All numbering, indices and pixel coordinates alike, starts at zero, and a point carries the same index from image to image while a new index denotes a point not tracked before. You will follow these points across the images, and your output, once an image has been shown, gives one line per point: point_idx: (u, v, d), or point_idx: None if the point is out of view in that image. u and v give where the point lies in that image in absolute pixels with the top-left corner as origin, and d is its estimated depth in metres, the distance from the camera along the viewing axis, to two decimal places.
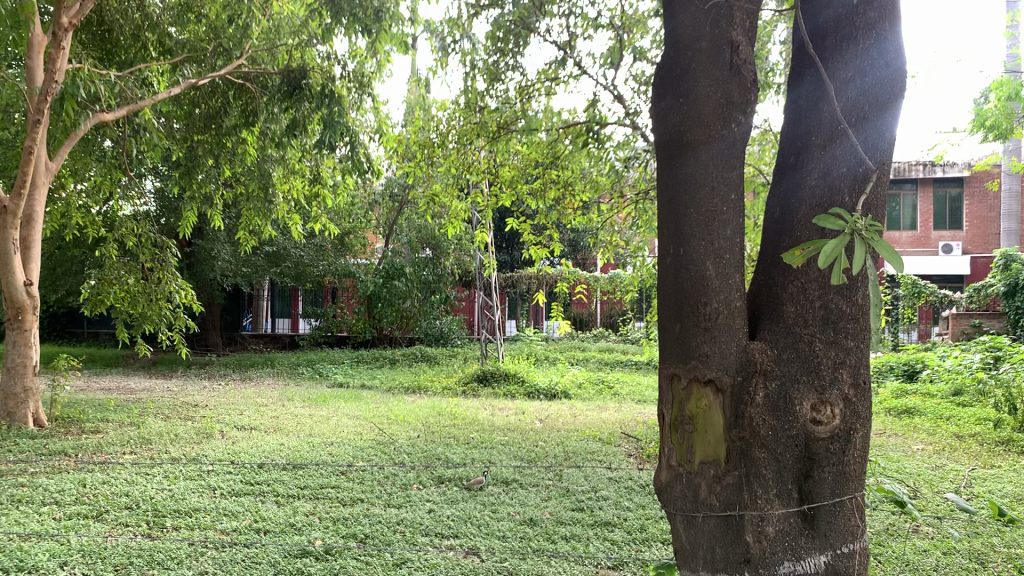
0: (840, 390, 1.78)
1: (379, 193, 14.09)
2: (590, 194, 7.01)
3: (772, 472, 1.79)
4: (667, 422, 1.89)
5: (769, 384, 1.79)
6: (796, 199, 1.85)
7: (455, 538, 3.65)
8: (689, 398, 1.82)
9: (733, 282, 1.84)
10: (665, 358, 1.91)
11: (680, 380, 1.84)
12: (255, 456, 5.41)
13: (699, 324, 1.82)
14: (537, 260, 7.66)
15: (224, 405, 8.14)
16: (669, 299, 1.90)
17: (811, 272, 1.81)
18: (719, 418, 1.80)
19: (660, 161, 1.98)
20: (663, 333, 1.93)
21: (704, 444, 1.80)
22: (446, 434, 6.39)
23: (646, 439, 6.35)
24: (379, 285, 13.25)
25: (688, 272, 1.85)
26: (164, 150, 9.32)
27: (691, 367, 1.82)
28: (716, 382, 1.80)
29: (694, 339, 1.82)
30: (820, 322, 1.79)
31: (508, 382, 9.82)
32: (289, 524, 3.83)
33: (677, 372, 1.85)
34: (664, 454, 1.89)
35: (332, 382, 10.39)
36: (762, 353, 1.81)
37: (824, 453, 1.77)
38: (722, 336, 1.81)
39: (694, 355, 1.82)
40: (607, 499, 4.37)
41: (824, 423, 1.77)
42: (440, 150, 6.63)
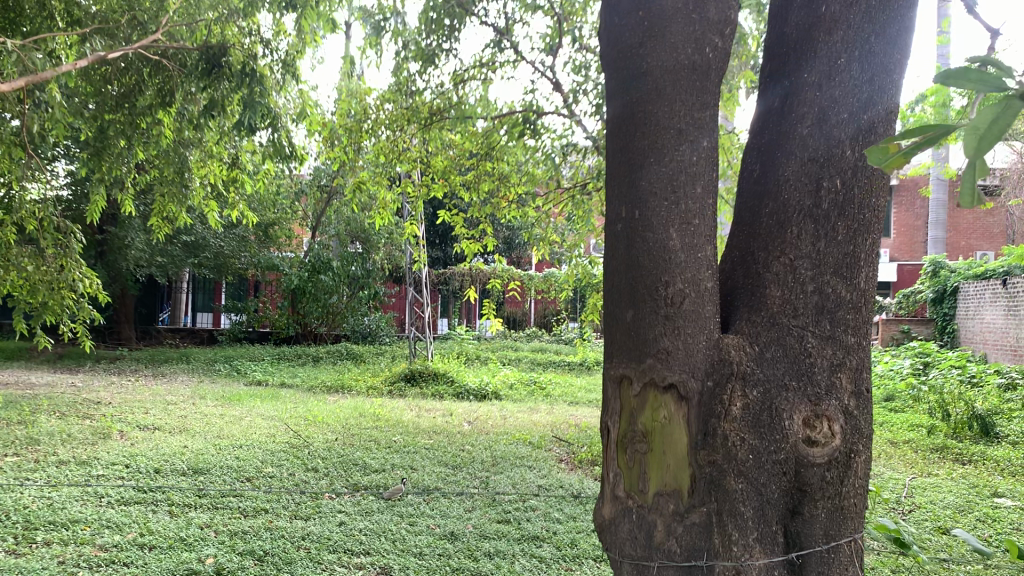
0: (838, 401, 1.72)
1: (307, 183, 13.55)
2: (526, 186, 6.68)
3: (753, 505, 1.71)
4: (613, 441, 1.85)
5: (749, 392, 1.74)
6: (785, 152, 1.85)
7: (366, 556, 3.28)
8: (647, 407, 1.78)
9: (701, 259, 1.81)
10: (616, 345, 1.88)
11: (635, 371, 1.80)
12: (154, 459, 4.94)
13: (658, 306, 1.78)
14: (469, 255, 7.31)
15: (129, 404, 7.61)
16: (621, 280, 1.86)
17: (802, 247, 1.78)
18: (682, 435, 1.76)
19: (613, 129, 1.97)
20: (611, 320, 1.91)
21: (663, 471, 1.75)
22: (367, 437, 6.02)
23: (578, 444, 6.08)
24: (304, 279, 12.70)
25: (645, 249, 1.81)
26: (70, 129, 8.69)
27: (649, 355, 1.78)
28: (678, 386, 1.76)
29: (653, 331, 1.78)
30: (814, 311, 1.76)
31: (437, 382, 9.46)
32: (179, 538, 3.41)
33: (631, 361, 1.81)
34: (609, 479, 1.85)
35: (251, 380, 9.88)
36: (737, 351, 1.77)
37: (819, 483, 1.70)
38: (683, 319, 1.77)
39: (651, 347, 1.78)
40: (535, 510, 4.06)
41: (820, 444, 1.69)
42: (368, 136, 6.22)
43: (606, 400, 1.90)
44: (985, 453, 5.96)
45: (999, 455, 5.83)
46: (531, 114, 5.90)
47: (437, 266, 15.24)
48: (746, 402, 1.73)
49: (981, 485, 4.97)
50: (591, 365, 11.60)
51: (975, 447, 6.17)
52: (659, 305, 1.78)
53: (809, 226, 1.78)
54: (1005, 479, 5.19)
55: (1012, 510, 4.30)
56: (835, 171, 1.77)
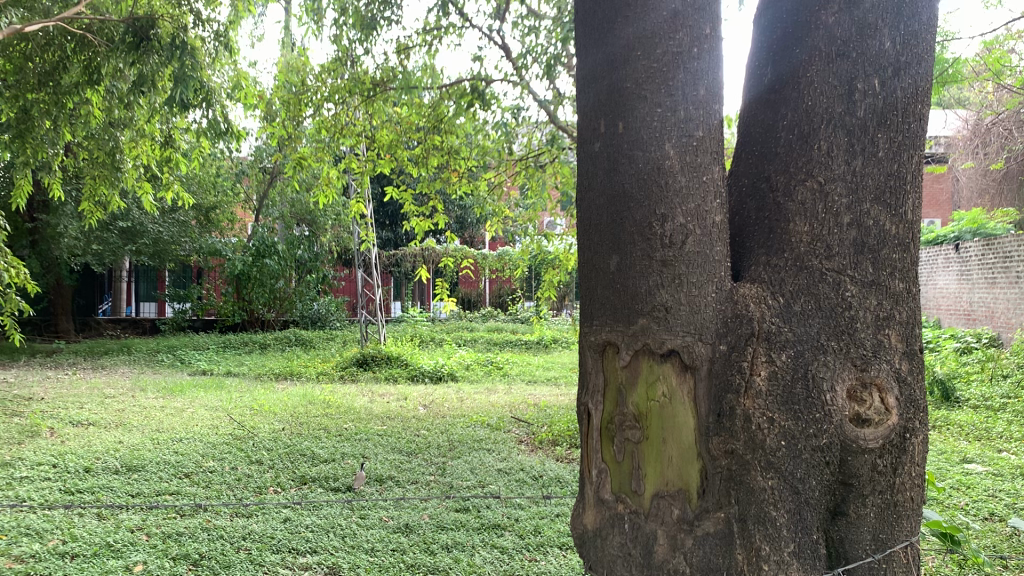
0: (887, 365, 1.60)
1: (248, 164, 13.08)
2: (477, 160, 6.38)
3: (789, 507, 1.59)
4: (598, 429, 1.73)
5: (779, 356, 1.61)
6: (803, 55, 1.73)
7: (312, 555, 3.02)
8: (640, 382, 1.66)
9: (707, 189, 1.70)
10: (601, 300, 1.74)
11: (630, 327, 1.67)
12: (84, 457, 4.59)
13: (656, 240, 1.65)
14: (419, 232, 7.02)
15: (63, 398, 7.20)
16: (606, 220, 1.73)
17: (833, 166, 1.66)
18: (688, 418, 1.64)
19: (589, 34, 1.84)
20: (594, 274, 1.77)
21: (665, 465, 1.63)
22: (316, 425, 5.74)
23: (538, 424, 5.87)
24: (249, 264, 12.30)
25: (634, 173, 1.69)
26: None
27: (647, 304, 1.65)
28: (680, 352, 1.63)
29: (647, 283, 1.65)
30: (852, 254, 1.64)
31: (391, 365, 9.19)
32: (106, 544, 3.10)
33: (622, 315, 1.68)
34: (596, 464, 1.74)
35: (196, 370, 9.51)
36: (758, 304, 1.65)
37: (869, 472, 1.58)
38: (687, 258, 1.65)
39: (649, 302, 1.65)
40: (494, 496, 3.83)
41: (872, 424, 1.57)
42: (307, 109, 5.84)
43: (587, 372, 1.78)
44: (948, 418, 5.88)
45: (963, 420, 5.75)
46: (480, 83, 5.60)
47: (388, 248, 14.91)
48: (773, 370, 1.60)
49: (949, 451, 4.87)
50: (548, 343, 11.42)
51: (938, 413, 6.09)
52: (650, 239, 1.66)
53: (841, 138, 1.66)
54: (972, 444, 5.10)
55: (985, 476, 4.19)
56: (870, 71, 1.67)
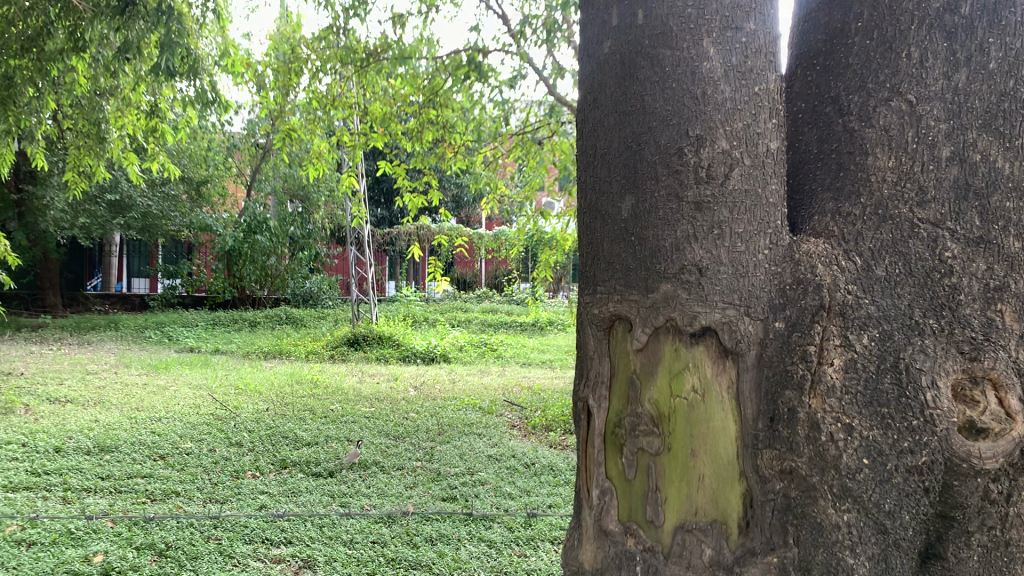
0: (1005, 358, 1.36)
1: (240, 137, 12.88)
2: (472, 137, 6.12)
3: (871, 553, 1.35)
4: (604, 434, 1.55)
5: (860, 341, 1.38)
6: None
7: (286, 546, 2.83)
8: (662, 372, 1.47)
9: (762, 112, 1.51)
10: (610, 249, 1.56)
11: (645, 281, 1.49)
12: (56, 436, 4.38)
13: (684, 169, 1.47)
14: (413, 209, 6.77)
15: (44, 374, 6.99)
16: (619, 154, 1.56)
17: (929, 79, 1.48)
18: (727, 423, 1.44)
19: None
20: (600, 221, 1.59)
21: (695, 484, 1.44)
22: (302, 407, 5.55)
23: (531, 408, 5.67)
24: (240, 240, 12.10)
25: (655, 79, 1.51)
26: None
27: (668, 255, 1.47)
28: (719, 331, 1.44)
29: (672, 235, 1.47)
30: (952, 196, 1.44)
31: (382, 345, 8.98)
32: (67, 531, 2.89)
33: (635, 266, 1.50)
34: (600, 459, 1.56)
35: (183, 347, 9.31)
36: (828, 268, 1.44)
37: (980, 501, 1.35)
38: (724, 200, 1.45)
39: (675, 261, 1.46)
40: (484, 485, 3.64)
41: (988, 437, 1.33)
42: (297, 79, 5.56)
43: (590, 351, 1.60)
44: None
45: None
46: (478, 55, 5.33)
47: (383, 226, 14.67)
48: (849, 358, 1.38)
49: None
50: (543, 325, 11.24)
51: None
52: (674, 169, 1.47)
53: (940, 44, 1.49)
54: None
55: None
56: None
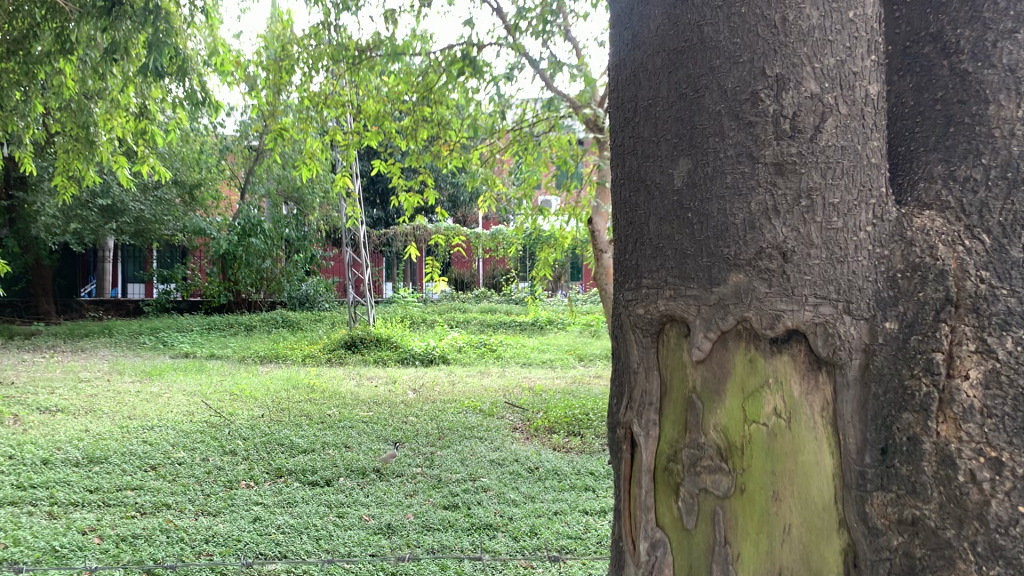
0: None
1: (232, 140, 12.82)
2: (467, 134, 5.98)
3: None
4: (658, 473, 1.38)
5: (998, 351, 1.17)
6: None
7: (281, 561, 2.71)
8: (731, 396, 1.30)
9: (857, 48, 1.33)
10: (663, 224, 1.40)
11: (709, 262, 1.32)
12: (45, 446, 4.26)
13: (759, 120, 1.30)
14: (409, 208, 6.63)
15: (36, 382, 6.86)
16: (675, 109, 1.39)
17: None
18: (820, 460, 1.26)
19: None
20: (652, 191, 1.42)
21: (777, 533, 1.26)
22: (297, 412, 5.43)
23: (533, 409, 5.55)
24: (234, 243, 11.99)
25: (717, 5, 1.36)
26: None
27: (741, 234, 1.29)
28: (810, 334, 1.26)
29: (748, 206, 1.29)
30: None
31: (380, 348, 8.85)
32: (51, 550, 2.74)
33: (699, 244, 1.34)
34: (655, 490, 1.38)
35: (178, 353, 9.18)
36: (952, 251, 1.23)
37: None
38: (811, 160, 1.28)
39: (751, 243, 1.29)
40: (486, 491, 3.50)
41: None
42: (288, 78, 5.41)
43: (643, 361, 1.43)
44: None
45: None
46: (471, 49, 5.19)
47: (379, 227, 14.55)
48: (986, 371, 1.17)
49: None
50: (543, 325, 11.12)
51: None
52: (745, 121, 1.30)
53: None
54: None
55: None
56: None
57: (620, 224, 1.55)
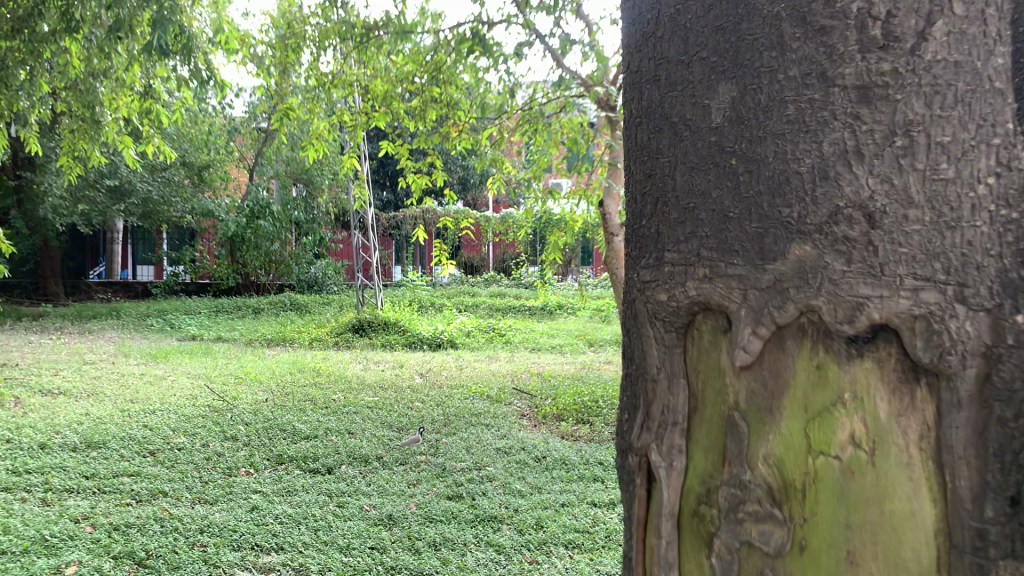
0: None
1: (240, 121, 12.75)
2: (477, 115, 5.82)
3: None
4: (690, 517, 1.22)
5: None
6: None
7: (278, 553, 2.62)
8: (788, 425, 1.11)
9: None
10: (693, 176, 1.23)
11: (760, 228, 1.13)
12: (44, 430, 4.17)
13: (836, 23, 1.08)
14: (417, 190, 6.50)
15: (41, 364, 6.80)
16: (714, 14, 1.21)
17: None
18: (912, 509, 1.01)
19: None
20: (679, 135, 1.26)
21: None
22: (302, 396, 5.35)
23: (541, 395, 5.45)
24: (243, 226, 11.94)
25: None
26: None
27: (807, 187, 1.09)
28: (906, 334, 1.01)
29: (817, 148, 1.08)
30: None
31: (388, 332, 8.76)
32: (40, 539, 2.65)
33: (740, 202, 1.16)
34: (686, 535, 1.23)
35: (185, 335, 9.12)
36: None
37: None
38: (910, 81, 1.03)
39: (824, 201, 1.07)
40: (491, 481, 3.40)
41: None
42: (294, 57, 5.27)
43: (666, 366, 1.28)
44: None
45: None
46: (482, 28, 5.05)
47: (388, 210, 14.46)
48: None
49: None
50: (553, 310, 11.01)
51: None
52: (816, 25, 1.09)
53: None
54: None
55: None
56: None
57: (638, 177, 1.39)
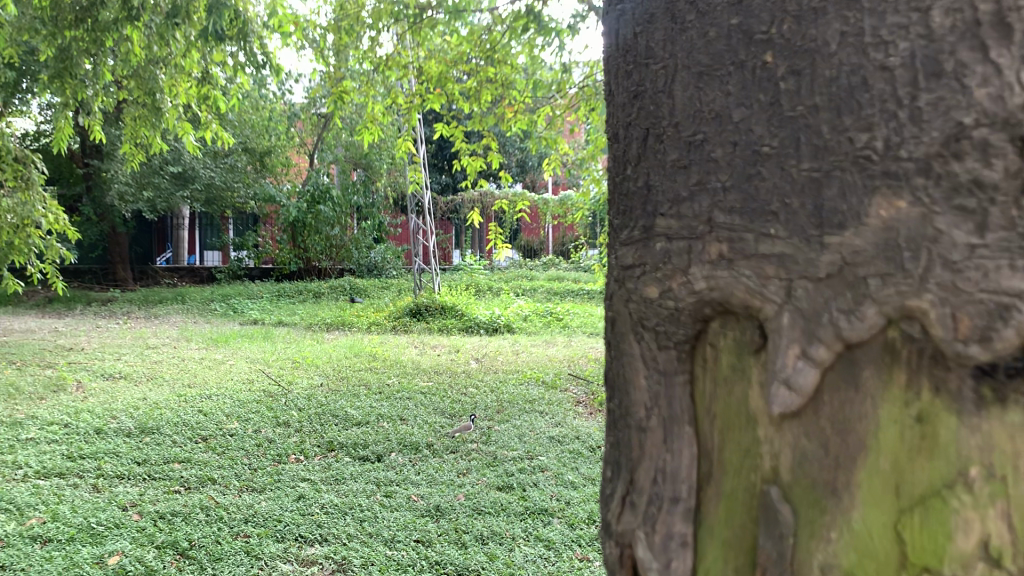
0: None
1: (300, 107, 12.82)
2: (534, 95, 5.62)
3: None
4: None
5: None
6: None
7: (322, 546, 2.55)
8: (873, 524, 0.95)
9: None
10: (699, 96, 1.13)
11: (815, 173, 0.99)
12: (101, 415, 4.19)
13: None
14: (473, 173, 6.37)
15: (105, 348, 6.91)
16: None
17: None
18: None
19: None
20: (681, 23, 1.18)
21: None
22: (357, 381, 5.33)
23: (599, 381, 5.32)
24: (303, 211, 12.02)
25: None
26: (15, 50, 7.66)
27: (908, 95, 0.91)
28: None
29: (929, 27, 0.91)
30: None
31: (445, 316, 8.70)
32: (87, 527, 2.63)
33: (772, 127, 1.04)
34: None
35: (247, 320, 9.22)
36: None
37: None
38: None
39: (939, 115, 0.89)
40: (543, 471, 3.29)
41: None
42: (349, 40, 5.15)
43: (659, 411, 1.24)
44: None
45: None
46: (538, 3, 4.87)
47: (446, 193, 14.44)
48: None
49: None
50: None
51: None
52: None
53: None
54: None
55: None
56: None
57: (623, 98, 1.31)
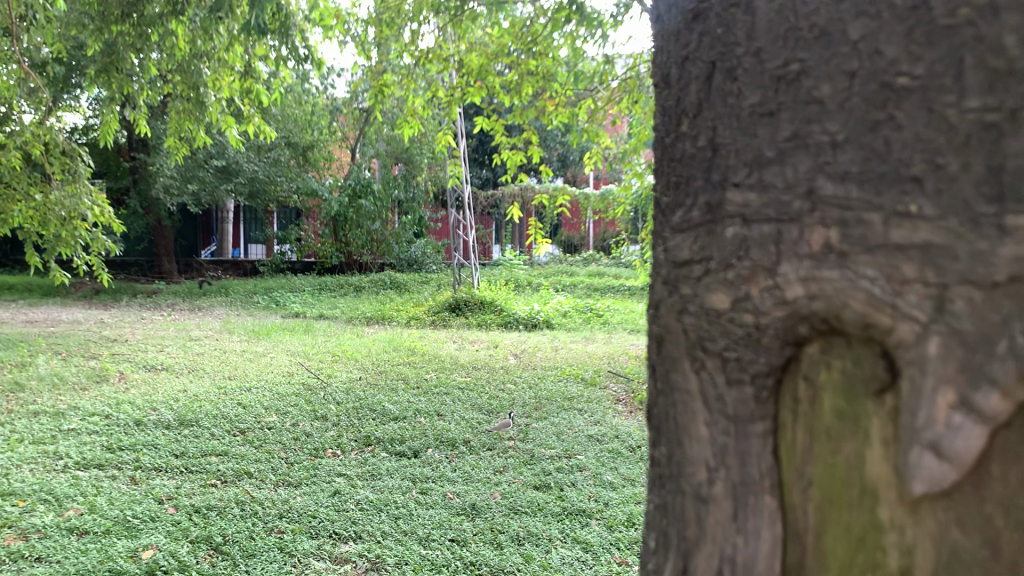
0: None
1: (342, 101, 12.88)
2: (576, 87, 5.54)
3: None
4: None
5: None
6: None
7: (356, 542, 2.52)
8: None
9: None
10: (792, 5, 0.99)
11: (991, 116, 0.81)
12: (142, 407, 4.22)
13: None
14: (513, 168, 6.29)
15: (148, 340, 6.97)
16: None
17: None
18: None
19: None
20: None
21: None
22: (395, 375, 5.32)
23: (638, 379, 5.25)
24: (345, 205, 12.07)
25: None
26: (62, 45, 7.75)
27: None
28: None
29: None
30: None
31: (485, 311, 8.67)
32: (123, 520, 2.63)
33: (923, 51, 0.86)
34: None
35: (288, 313, 9.28)
36: None
37: None
38: None
39: None
40: (581, 471, 3.23)
41: None
42: (391, 33, 5.11)
43: (728, 474, 1.07)
44: None
45: None
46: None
47: (487, 188, 14.44)
48: None
49: None
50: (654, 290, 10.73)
51: None
52: None
53: None
54: None
55: None
56: None
57: (676, 31, 1.18)
